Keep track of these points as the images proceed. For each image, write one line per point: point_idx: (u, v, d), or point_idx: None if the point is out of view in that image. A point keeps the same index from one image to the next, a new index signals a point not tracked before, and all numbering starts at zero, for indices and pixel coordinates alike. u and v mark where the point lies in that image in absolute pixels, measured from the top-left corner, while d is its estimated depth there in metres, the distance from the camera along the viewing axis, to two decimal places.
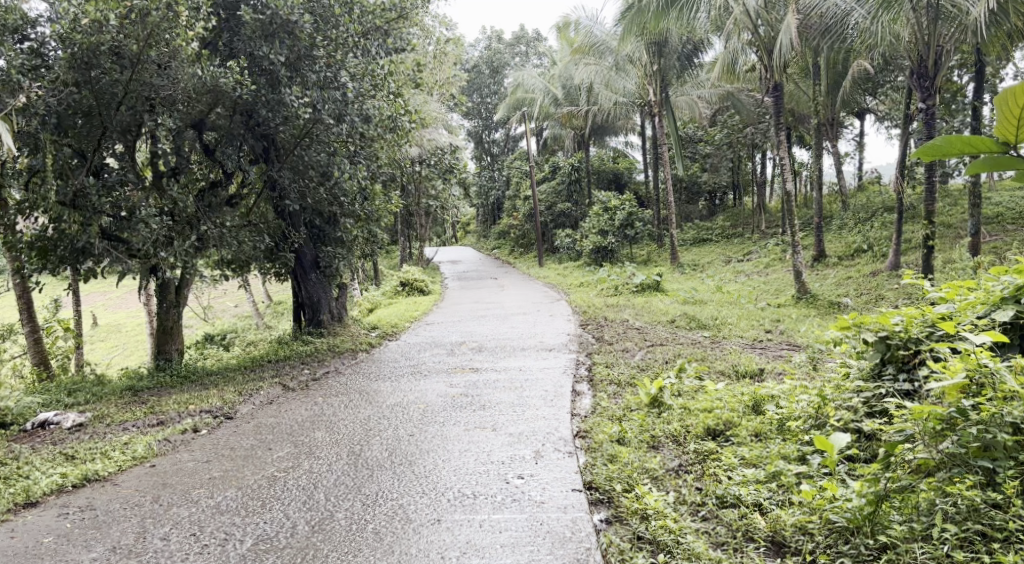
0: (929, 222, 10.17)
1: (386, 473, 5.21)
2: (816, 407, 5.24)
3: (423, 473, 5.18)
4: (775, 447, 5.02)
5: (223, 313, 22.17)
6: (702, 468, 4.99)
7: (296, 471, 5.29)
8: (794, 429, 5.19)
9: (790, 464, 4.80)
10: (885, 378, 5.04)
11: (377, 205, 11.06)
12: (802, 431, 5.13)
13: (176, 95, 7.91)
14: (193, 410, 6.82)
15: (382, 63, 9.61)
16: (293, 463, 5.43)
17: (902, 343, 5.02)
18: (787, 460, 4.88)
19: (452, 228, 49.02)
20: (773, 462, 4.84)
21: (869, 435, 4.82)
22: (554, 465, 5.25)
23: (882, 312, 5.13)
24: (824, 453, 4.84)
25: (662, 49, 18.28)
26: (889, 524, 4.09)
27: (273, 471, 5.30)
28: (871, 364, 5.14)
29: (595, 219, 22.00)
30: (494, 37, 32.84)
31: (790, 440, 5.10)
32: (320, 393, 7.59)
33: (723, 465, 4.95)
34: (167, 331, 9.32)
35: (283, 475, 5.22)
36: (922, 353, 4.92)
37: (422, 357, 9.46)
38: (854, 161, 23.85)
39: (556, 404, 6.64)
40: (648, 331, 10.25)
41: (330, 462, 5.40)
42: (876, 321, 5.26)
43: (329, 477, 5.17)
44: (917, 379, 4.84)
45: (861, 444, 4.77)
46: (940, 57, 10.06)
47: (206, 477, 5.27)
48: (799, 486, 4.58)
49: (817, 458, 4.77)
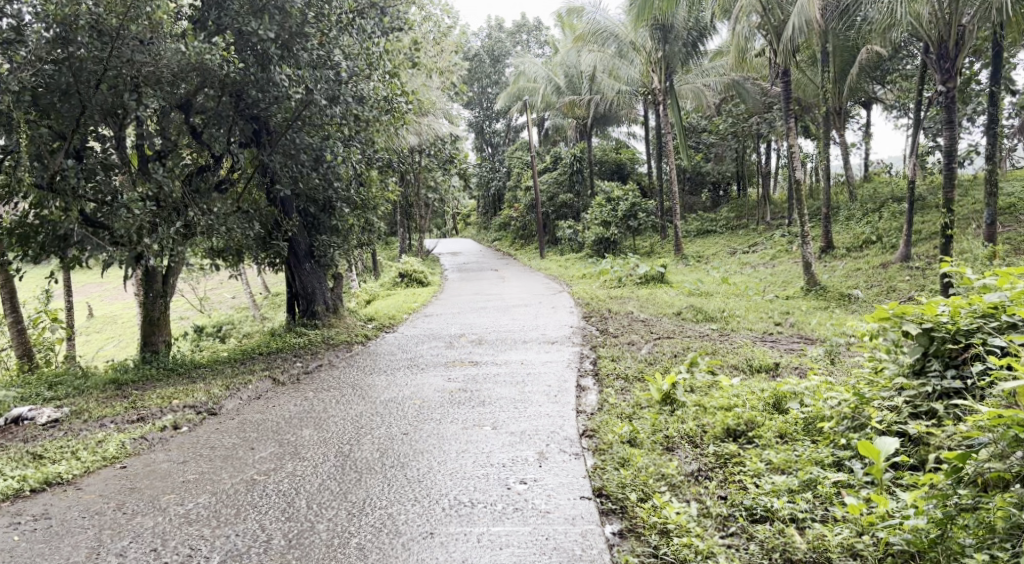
0: (947, 210, 9.76)
1: (375, 477, 4.83)
2: (851, 407, 4.83)
3: (416, 478, 4.80)
4: (805, 451, 4.64)
5: (219, 305, 21.80)
6: (726, 475, 4.60)
7: (277, 474, 4.91)
8: (826, 430, 4.80)
9: (820, 471, 4.42)
10: (931, 376, 4.65)
11: (374, 192, 10.68)
12: (836, 433, 4.74)
13: (160, 71, 7.51)
14: (175, 404, 6.44)
15: (378, 41, 9.17)
16: (276, 465, 5.05)
17: (950, 336, 4.64)
18: (821, 466, 4.50)
19: (452, 220, 48.65)
20: (805, 469, 4.47)
21: (909, 439, 4.43)
22: (560, 468, 4.87)
23: (927, 302, 4.70)
24: (864, 459, 4.45)
25: (666, 35, 17.80)
26: (962, 550, 3.64)
27: (253, 474, 4.92)
28: (913, 359, 4.77)
29: (597, 210, 21.59)
30: (495, 26, 32.30)
31: (821, 444, 4.72)
32: (311, 387, 7.20)
33: (749, 470, 4.57)
34: (154, 322, 8.94)
35: (263, 479, 4.84)
36: (974, 347, 4.53)
37: (420, 349, 9.07)
38: (861, 151, 23.44)
39: (560, 400, 6.27)
40: (654, 323, 9.87)
41: (316, 464, 5.02)
42: (919, 311, 4.83)
43: (314, 481, 4.79)
44: (969, 376, 4.45)
45: (908, 450, 4.39)
46: (962, 37, 9.62)
47: (179, 480, 4.90)
48: (839, 498, 4.21)
49: (857, 465, 4.39)
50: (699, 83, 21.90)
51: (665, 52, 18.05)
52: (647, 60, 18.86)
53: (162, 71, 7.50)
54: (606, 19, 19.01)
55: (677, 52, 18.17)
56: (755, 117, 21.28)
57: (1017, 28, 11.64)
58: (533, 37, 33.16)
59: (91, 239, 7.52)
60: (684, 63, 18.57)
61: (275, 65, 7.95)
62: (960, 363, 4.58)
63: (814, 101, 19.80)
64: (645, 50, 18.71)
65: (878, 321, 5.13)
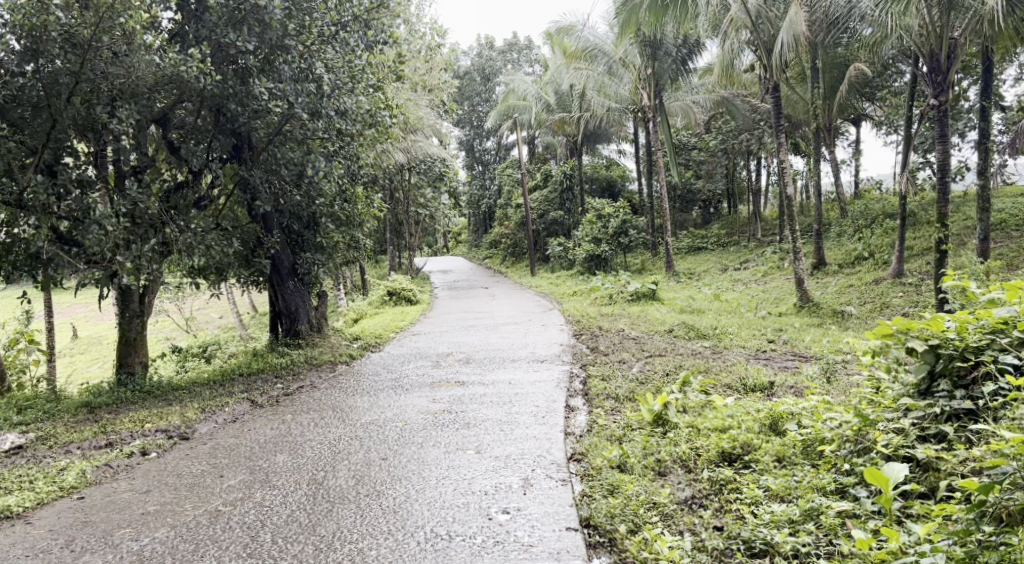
0: (941, 225, 9.57)
1: (348, 508, 4.56)
2: (854, 429, 4.59)
3: (391, 508, 4.54)
4: (805, 477, 4.40)
5: (207, 325, 21.47)
6: (721, 504, 4.38)
7: (244, 504, 4.65)
8: (827, 455, 4.57)
9: (821, 499, 4.19)
10: (938, 396, 4.45)
11: (359, 209, 10.44)
12: (837, 458, 4.51)
13: (134, 85, 7.29)
14: (146, 429, 6.17)
15: (362, 55, 8.81)
16: (244, 494, 4.79)
17: (958, 353, 4.45)
18: (823, 494, 4.27)
19: (443, 238, 48.50)
20: (806, 497, 4.24)
21: (916, 464, 4.21)
22: (545, 496, 4.63)
23: (934, 317, 4.50)
24: (870, 486, 4.22)
25: (656, 51, 17.73)
26: None
27: (218, 504, 4.66)
28: (919, 378, 4.58)
29: (588, 227, 21.44)
30: (485, 44, 32.25)
31: (822, 469, 4.49)
32: (290, 410, 6.93)
33: (746, 498, 4.34)
34: (130, 343, 8.66)
35: (228, 510, 4.58)
36: (984, 366, 4.36)
37: (405, 369, 8.81)
38: (851, 168, 23.40)
39: (547, 421, 6.03)
40: (645, 342, 9.63)
41: (286, 493, 4.77)
42: (924, 326, 4.62)
43: (283, 512, 4.52)
44: (981, 397, 4.26)
45: (918, 477, 4.15)
46: (952, 50, 9.48)
47: (138, 512, 4.62)
48: (844, 530, 3.97)
49: (864, 493, 4.15)
50: (689, 99, 21.84)
51: (655, 69, 17.95)
52: (637, 77, 18.76)
53: (136, 84, 7.29)
54: (594, 36, 18.93)
55: (667, 68, 18.06)
56: (745, 134, 21.19)
57: (1006, 43, 11.57)
58: (523, 56, 33.07)
59: (61, 257, 7.25)
60: (674, 80, 18.46)
61: (254, 78, 7.78)
62: (970, 383, 4.38)
63: (803, 118, 19.75)
64: (634, 66, 18.61)
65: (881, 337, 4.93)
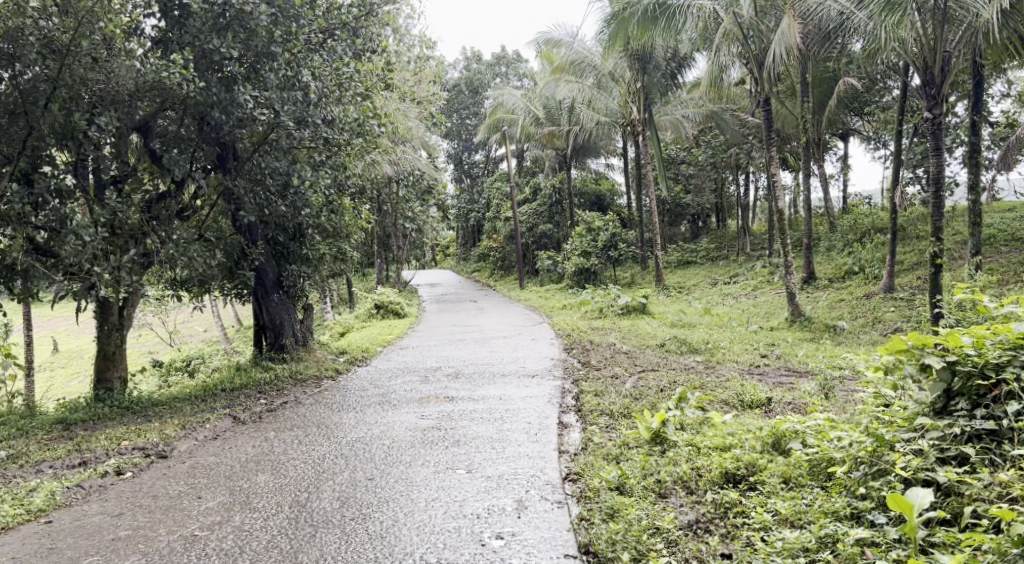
0: (936, 238, 9.45)
1: (331, 533, 4.35)
2: (867, 450, 4.42)
3: (378, 533, 4.33)
4: (816, 502, 4.24)
5: (191, 338, 21.13)
6: (729, 530, 4.20)
7: (222, 528, 4.42)
8: (837, 476, 4.40)
9: (833, 525, 4.02)
10: (957, 416, 4.30)
11: (346, 220, 10.25)
12: (848, 479, 4.34)
13: (115, 90, 7.08)
14: (123, 447, 5.92)
15: (349, 63, 8.72)
16: (222, 517, 4.56)
17: (978, 371, 4.29)
18: (837, 519, 4.09)
19: (431, 251, 48.31)
20: (819, 523, 4.06)
21: (935, 488, 4.04)
22: (540, 520, 4.43)
23: (952, 333, 4.34)
24: (888, 512, 4.04)
25: (645, 65, 17.66)
26: None
27: (195, 529, 4.43)
28: (936, 396, 4.42)
29: (577, 241, 21.30)
30: (473, 57, 32.18)
31: (832, 492, 4.32)
32: (273, 427, 6.69)
33: (755, 524, 4.17)
34: (109, 357, 8.40)
35: (205, 535, 4.35)
36: (1006, 385, 4.20)
37: (393, 384, 8.59)
38: (840, 182, 23.42)
39: (540, 439, 5.84)
40: (637, 356, 9.47)
41: (267, 516, 4.54)
42: (940, 341, 4.45)
43: (262, 538, 4.30)
44: (1004, 418, 4.10)
45: (939, 503, 3.98)
46: (947, 63, 9.37)
47: (109, 538, 4.38)
48: (863, 559, 3.78)
49: (882, 520, 3.98)
50: (678, 113, 21.83)
51: (644, 82, 17.91)
52: (626, 90, 18.72)
53: (116, 90, 7.09)
54: (584, 49, 18.90)
55: (656, 82, 18.07)
56: (734, 148, 21.17)
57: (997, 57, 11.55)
58: (512, 69, 33.05)
59: (36, 268, 7.06)
60: (663, 94, 18.49)
61: (239, 85, 7.62)
62: (990, 402, 4.23)
63: (792, 132, 19.75)
64: (624, 80, 18.54)
65: (893, 353, 4.77)
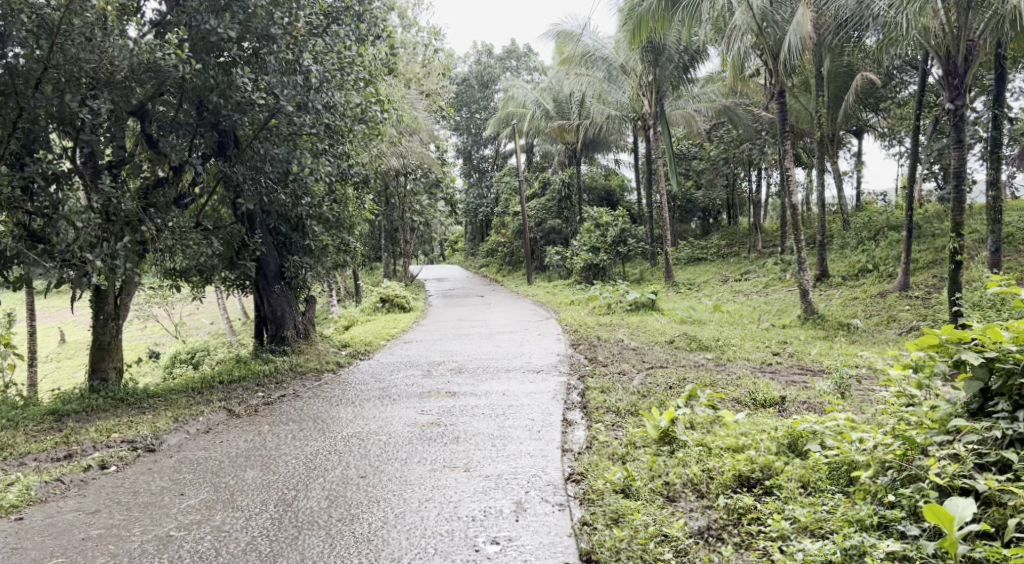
0: (956, 233, 9.12)
1: (316, 535, 4.12)
2: (896, 454, 4.16)
3: (365, 536, 4.09)
4: (838, 509, 3.99)
5: (196, 330, 21.01)
6: (743, 539, 3.96)
7: (200, 529, 4.20)
8: (862, 482, 4.14)
9: (859, 535, 3.76)
10: (997, 418, 4.02)
11: (348, 210, 10.05)
12: (873, 486, 4.09)
13: (107, 70, 6.82)
14: (112, 439, 5.70)
15: (352, 46, 8.44)
16: (202, 516, 4.34)
17: (1019, 370, 4.00)
18: (862, 529, 3.84)
19: (440, 246, 48.31)
20: (843, 532, 3.81)
21: (972, 496, 3.78)
22: (539, 523, 4.20)
23: (993, 327, 4.01)
24: (921, 524, 3.78)
25: (658, 57, 17.25)
26: None
27: (172, 528, 4.21)
28: (972, 396, 4.13)
29: (586, 236, 21.02)
30: (483, 51, 31.85)
31: (855, 499, 4.06)
32: (268, 420, 6.48)
33: (772, 532, 3.92)
34: (104, 347, 8.20)
35: (181, 536, 4.13)
36: None
37: (394, 378, 8.37)
38: (854, 179, 23.02)
39: (542, 436, 5.60)
40: (645, 352, 9.21)
41: (249, 516, 4.32)
42: (978, 337, 4.16)
43: (242, 540, 4.08)
44: None
45: (978, 515, 3.72)
46: (972, 52, 9.05)
47: (78, 537, 4.17)
48: None
49: (914, 531, 3.72)
50: (690, 108, 21.44)
51: (656, 75, 17.48)
52: (637, 83, 18.40)
53: (108, 70, 6.83)
54: (595, 41, 18.55)
55: (668, 75, 17.55)
56: (746, 143, 20.82)
57: (1020, 49, 11.18)
58: (523, 63, 32.72)
59: (27, 254, 6.75)
60: (675, 87, 18.02)
61: (238, 68, 7.46)
62: None
63: (807, 128, 19.38)
64: (635, 73, 18.17)
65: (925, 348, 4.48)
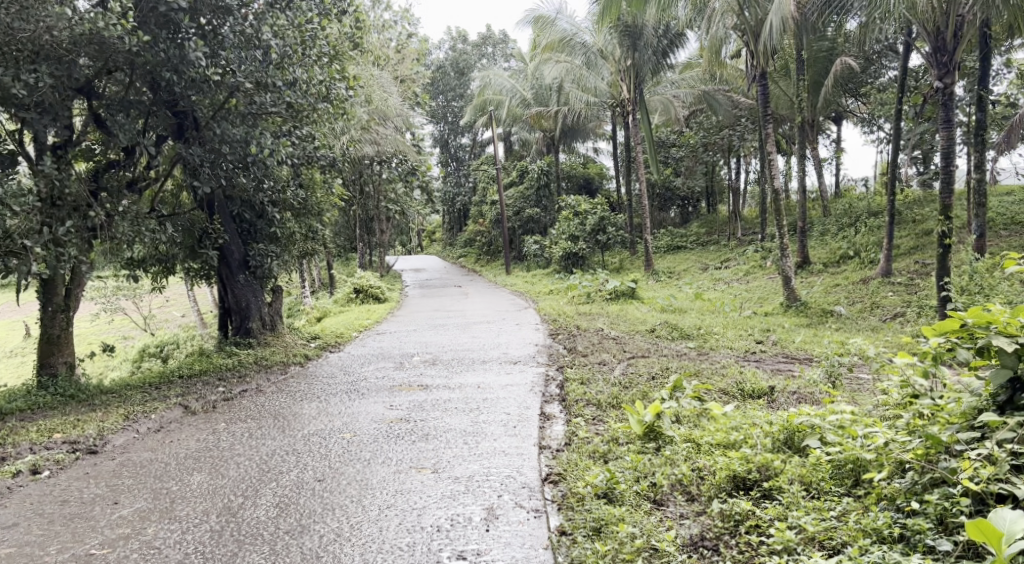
0: (945, 217, 8.82)
1: (259, 551, 3.75)
2: (913, 454, 3.84)
3: (314, 552, 3.72)
4: (846, 517, 3.67)
5: (166, 323, 20.40)
6: (741, 551, 3.65)
7: (128, 545, 3.81)
8: (873, 485, 3.82)
9: (876, 550, 3.43)
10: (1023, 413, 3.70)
11: (315, 196, 9.62)
12: (884, 489, 3.77)
13: (45, 43, 6.30)
14: (51, 440, 5.25)
15: (315, 19, 7.93)
16: (133, 530, 3.95)
17: None
18: (871, 539, 3.52)
19: (418, 237, 47.79)
20: (852, 545, 3.48)
21: (1010, 503, 3.42)
22: (510, 535, 3.83)
23: None
24: (943, 533, 3.47)
25: (637, 42, 16.72)
26: None
27: (97, 547, 3.81)
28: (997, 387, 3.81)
29: (565, 225, 20.65)
30: (459, 37, 31.24)
31: (864, 507, 3.75)
32: (224, 418, 6.05)
33: (774, 543, 3.60)
34: (53, 341, 7.69)
35: (106, 555, 3.73)
36: None
37: (364, 371, 7.95)
38: (833, 167, 22.85)
39: (519, 433, 5.22)
40: (626, 341, 8.87)
41: (185, 529, 3.94)
42: (1005, 323, 3.81)
43: (173, 558, 3.70)
44: None
45: None
46: (961, 28, 8.79)
47: None
48: None
49: (942, 542, 3.41)
50: (669, 94, 21.09)
51: (635, 60, 16.97)
52: (616, 68, 17.98)
53: (49, 42, 6.31)
54: (573, 25, 18.04)
55: (646, 60, 17.02)
56: (726, 130, 20.49)
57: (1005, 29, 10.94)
58: (499, 50, 32.19)
59: None
60: (654, 72, 17.52)
61: (191, 43, 6.77)
62: None
63: (787, 114, 19.11)
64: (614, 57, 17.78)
65: (944, 333, 4.13)
